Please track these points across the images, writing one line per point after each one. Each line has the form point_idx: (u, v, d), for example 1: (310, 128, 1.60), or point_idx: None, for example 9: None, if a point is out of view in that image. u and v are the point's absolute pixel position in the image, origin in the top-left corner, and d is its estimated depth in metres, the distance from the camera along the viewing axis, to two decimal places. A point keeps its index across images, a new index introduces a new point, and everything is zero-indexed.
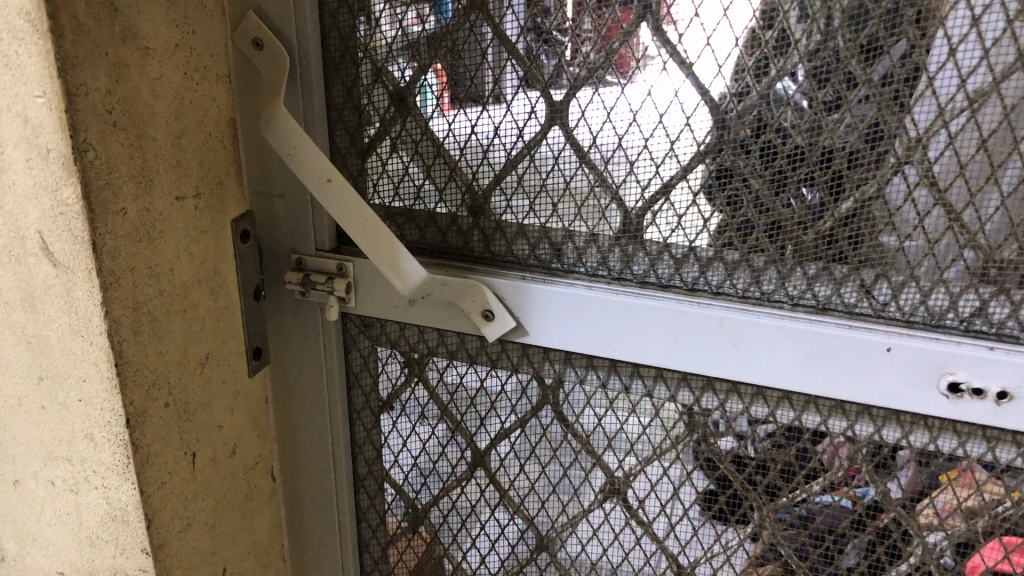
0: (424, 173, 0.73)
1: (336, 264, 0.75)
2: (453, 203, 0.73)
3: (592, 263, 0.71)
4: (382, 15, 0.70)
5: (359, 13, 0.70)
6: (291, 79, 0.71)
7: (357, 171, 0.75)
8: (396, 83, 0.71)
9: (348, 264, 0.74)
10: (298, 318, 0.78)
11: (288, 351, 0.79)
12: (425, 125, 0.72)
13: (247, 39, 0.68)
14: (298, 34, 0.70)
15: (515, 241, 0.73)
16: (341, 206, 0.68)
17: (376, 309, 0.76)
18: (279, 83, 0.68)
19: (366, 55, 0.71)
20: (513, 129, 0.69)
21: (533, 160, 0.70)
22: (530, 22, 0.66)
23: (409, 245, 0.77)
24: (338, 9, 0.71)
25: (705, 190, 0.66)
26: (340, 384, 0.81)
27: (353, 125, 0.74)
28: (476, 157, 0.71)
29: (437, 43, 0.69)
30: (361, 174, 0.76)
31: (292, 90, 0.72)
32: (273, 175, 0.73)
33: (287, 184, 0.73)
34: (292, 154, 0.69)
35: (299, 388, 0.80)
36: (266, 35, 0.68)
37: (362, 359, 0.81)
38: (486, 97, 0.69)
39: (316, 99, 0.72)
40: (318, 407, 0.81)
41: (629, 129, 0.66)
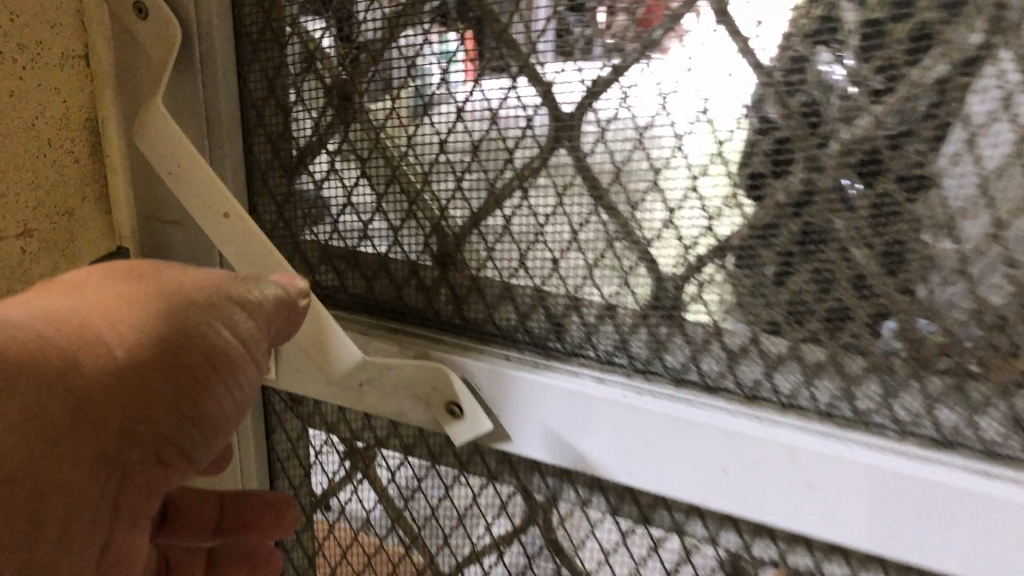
0: (373, 202, 0.51)
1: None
2: (412, 248, 0.52)
3: (606, 347, 0.50)
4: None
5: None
6: (189, 64, 0.50)
7: (282, 197, 0.54)
8: (337, 74, 0.49)
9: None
10: None
11: None
12: (376, 136, 0.50)
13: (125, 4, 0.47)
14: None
15: (498, 308, 0.51)
16: (240, 256, 0.47)
17: (303, 386, 0.55)
18: (165, 68, 0.48)
19: (295, 30, 0.49)
20: (500, 150, 0.48)
21: (527, 197, 0.48)
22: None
23: (354, 301, 0.55)
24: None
25: (782, 258, 0.44)
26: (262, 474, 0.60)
27: (276, 131, 0.52)
28: (447, 185, 0.50)
29: (394, 17, 0.47)
30: (288, 201, 0.54)
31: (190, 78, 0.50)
32: (164, 196, 0.52)
33: (181, 211, 0.52)
34: (172, 175, 0.47)
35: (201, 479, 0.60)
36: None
37: (297, 441, 0.61)
38: (462, 101, 0.48)
39: (226, 93, 0.51)
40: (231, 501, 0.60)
41: (671, 160, 0.44)
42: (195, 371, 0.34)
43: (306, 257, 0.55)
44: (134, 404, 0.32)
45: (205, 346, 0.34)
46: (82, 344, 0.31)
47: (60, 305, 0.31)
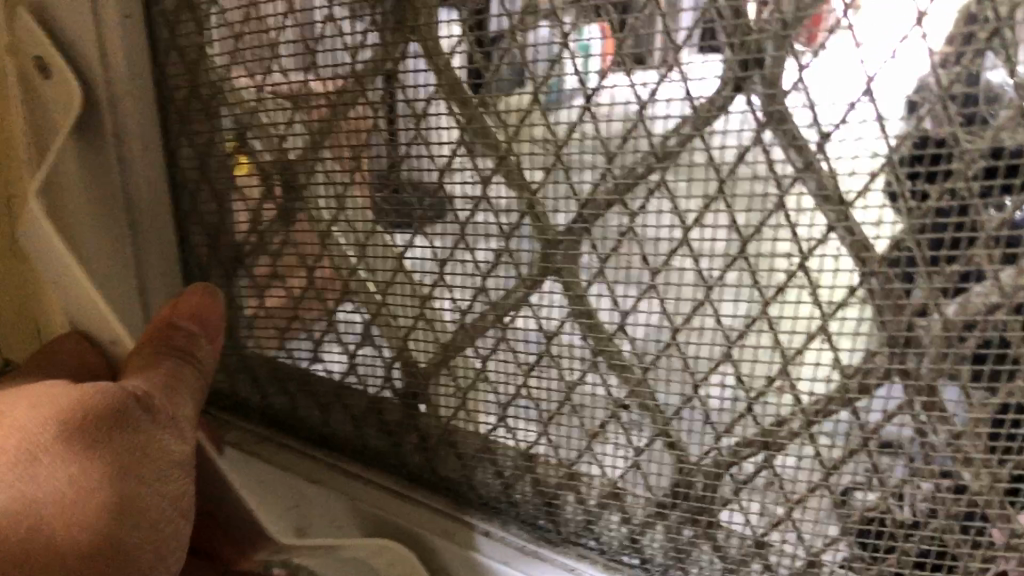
0: (325, 317, 0.40)
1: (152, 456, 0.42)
2: (372, 379, 0.40)
3: (615, 538, 0.37)
4: (223, 28, 0.37)
5: (210, 21, 0.37)
6: (99, 137, 0.39)
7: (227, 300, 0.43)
8: (276, 160, 0.38)
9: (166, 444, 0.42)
10: None
11: None
12: (319, 239, 0.38)
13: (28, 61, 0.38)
14: (103, 54, 0.38)
15: (475, 467, 0.39)
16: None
17: None
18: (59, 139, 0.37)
19: (224, 100, 0.38)
20: (471, 275, 0.35)
21: (507, 336, 0.35)
22: (528, 63, 0.30)
23: (313, 432, 0.44)
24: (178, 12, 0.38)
25: (852, 467, 0.30)
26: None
27: (215, 220, 0.41)
28: (409, 308, 0.38)
29: (333, 94, 0.35)
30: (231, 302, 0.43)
31: (95, 154, 0.40)
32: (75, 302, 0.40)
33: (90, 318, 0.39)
34: (62, 291, 0.37)
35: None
36: (50, 55, 0.37)
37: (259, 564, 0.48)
38: (421, 204, 0.35)
39: (146, 170, 0.40)
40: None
41: (692, 317, 0.31)
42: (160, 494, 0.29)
43: (256, 373, 0.44)
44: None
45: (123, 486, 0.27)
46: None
47: None
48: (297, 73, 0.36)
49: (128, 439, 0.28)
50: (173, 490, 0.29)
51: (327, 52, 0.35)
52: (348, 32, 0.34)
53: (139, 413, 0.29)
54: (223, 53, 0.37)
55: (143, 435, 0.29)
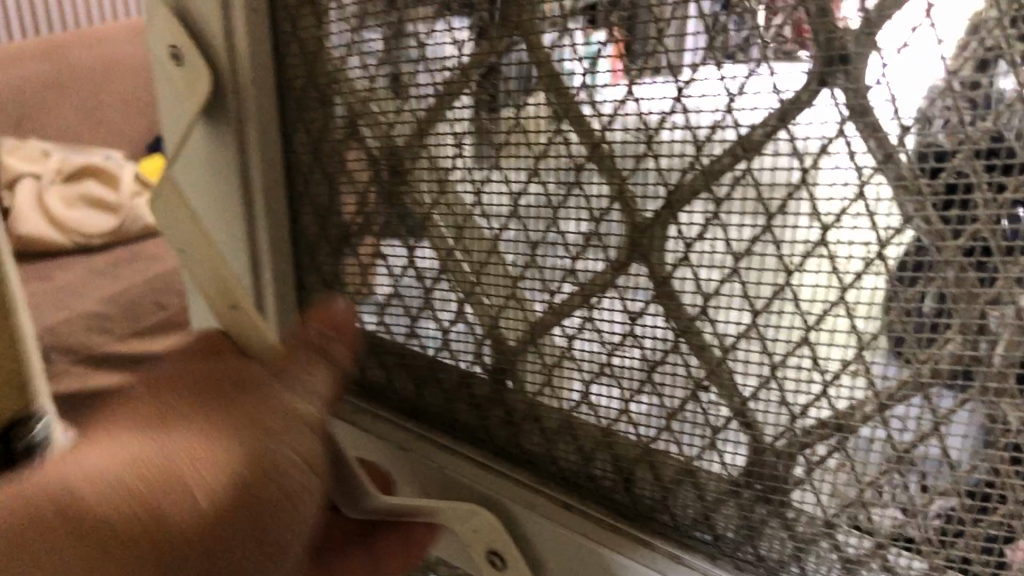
0: (423, 294, 0.43)
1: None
2: (465, 355, 0.43)
3: (689, 515, 0.38)
4: (341, 22, 0.39)
5: (330, 14, 0.40)
6: (223, 121, 0.42)
7: (331, 277, 0.46)
8: (385, 146, 0.41)
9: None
10: None
11: None
12: (422, 221, 0.41)
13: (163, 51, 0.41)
14: (231, 44, 0.41)
15: (557, 442, 0.41)
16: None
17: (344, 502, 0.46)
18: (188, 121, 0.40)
19: (338, 89, 0.41)
20: (562, 258, 0.37)
21: (593, 317, 0.38)
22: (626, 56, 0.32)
23: (406, 404, 0.47)
24: (299, 6, 0.40)
25: (923, 452, 0.31)
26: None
27: (324, 202, 0.44)
28: (502, 289, 0.40)
29: (441, 85, 0.38)
30: (336, 281, 0.46)
31: (219, 134, 0.43)
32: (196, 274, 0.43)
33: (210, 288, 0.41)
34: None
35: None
36: (182, 42, 0.40)
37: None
38: (517, 190, 0.38)
39: (262, 152, 0.43)
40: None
41: (769, 301, 0.32)
42: (262, 469, 0.30)
43: (354, 346, 0.47)
44: (194, 540, 0.28)
45: (258, 449, 0.30)
46: (144, 493, 0.27)
47: (91, 466, 0.27)
48: (410, 66, 0.38)
49: (245, 405, 0.31)
50: (297, 441, 0.31)
51: (437, 45, 0.37)
52: (460, 25, 0.36)
53: (246, 389, 0.31)
54: (340, 46, 0.40)
55: (257, 403, 0.31)
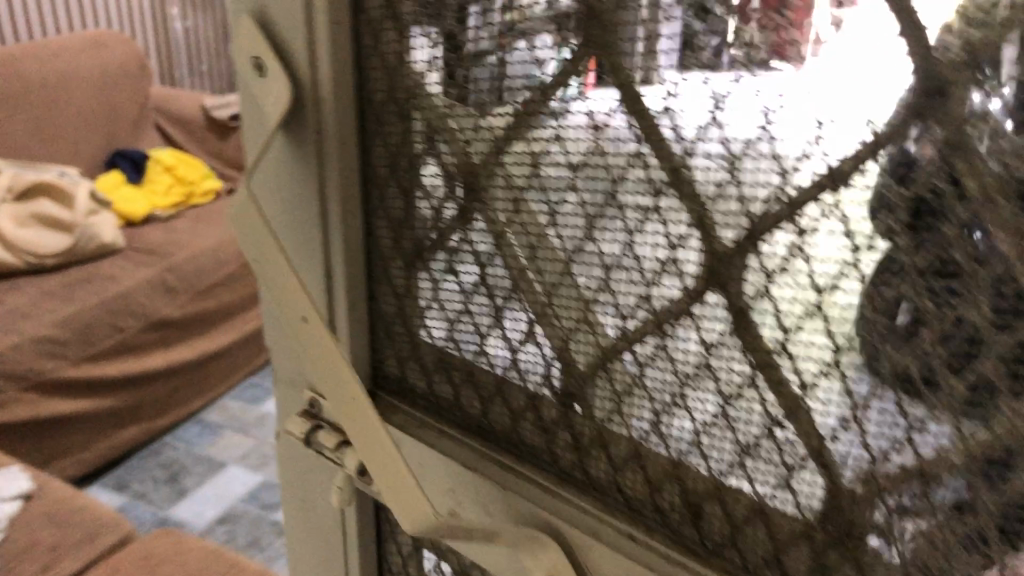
0: (492, 312, 0.42)
1: (306, 426, 0.46)
2: (533, 376, 0.42)
3: (758, 557, 0.37)
4: (421, 36, 0.39)
5: (410, 29, 0.39)
6: (304, 131, 0.43)
7: (402, 290, 0.46)
8: (460, 162, 0.40)
9: (324, 411, 0.46)
10: (304, 482, 0.50)
11: (298, 525, 0.52)
12: (495, 239, 0.41)
13: (247, 59, 0.42)
14: (313, 56, 0.41)
15: (624, 471, 0.40)
16: (327, 369, 0.42)
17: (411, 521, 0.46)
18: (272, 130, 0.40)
19: (417, 104, 0.40)
20: (637, 284, 0.37)
21: (666, 344, 0.37)
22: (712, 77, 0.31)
23: (471, 425, 0.46)
24: (381, 21, 0.40)
25: (1013, 508, 0.29)
26: (368, 569, 0.50)
27: (398, 215, 0.44)
28: (574, 312, 0.39)
29: (520, 104, 0.37)
30: (408, 293, 0.46)
31: (299, 143, 0.44)
32: (267, 278, 0.43)
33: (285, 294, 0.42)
34: (262, 270, 0.43)
35: (288, 520, 0.53)
36: (262, 52, 0.41)
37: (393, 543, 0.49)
38: (593, 213, 0.37)
39: (340, 163, 0.43)
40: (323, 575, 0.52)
41: (851, 336, 0.31)
42: None
43: (422, 361, 0.47)
44: None
45: None
46: None
47: None
48: (488, 81, 0.38)
49: None
50: None
51: (516, 62, 0.37)
52: (542, 41, 0.36)
53: None
54: (421, 60, 0.40)
55: None
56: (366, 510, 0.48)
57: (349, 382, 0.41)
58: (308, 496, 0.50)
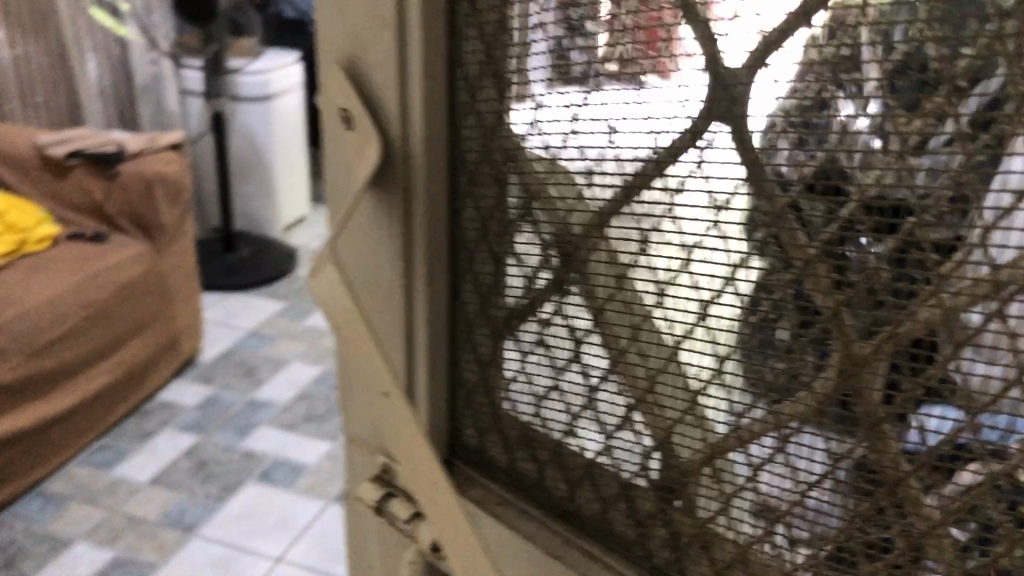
0: (586, 391, 0.40)
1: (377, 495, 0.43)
2: (630, 463, 0.40)
3: None
4: (525, 98, 0.38)
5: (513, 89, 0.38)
6: (389, 187, 0.40)
7: (486, 359, 0.44)
8: (559, 233, 0.38)
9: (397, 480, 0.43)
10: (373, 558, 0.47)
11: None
12: (595, 315, 0.39)
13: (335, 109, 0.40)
14: (404, 108, 0.38)
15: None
16: (405, 446, 0.39)
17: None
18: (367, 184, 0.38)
19: (518, 167, 0.39)
20: (755, 381, 0.35)
21: (785, 450, 0.35)
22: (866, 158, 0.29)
23: (555, 508, 0.43)
24: (479, 78, 0.39)
25: None
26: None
27: (485, 281, 0.42)
28: (681, 400, 0.38)
29: (629, 175, 0.36)
30: (494, 360, 0.44)
31: (382, 199, 0.41)
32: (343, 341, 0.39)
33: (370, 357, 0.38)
34: (342, 337, 0.39)
35: None
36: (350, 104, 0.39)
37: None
38: (707, 299, 0.35)
39: (425, 223, 0.40)
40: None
41: (987, 453, 0.30)
42: None
43: (503, 435, 0.44)
44: None
45: None
46: None
47: None
48: (563, 95, 0.36)
49: None
50: None
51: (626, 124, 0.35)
52: (655, 117, 0.34)
53: None
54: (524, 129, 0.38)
55: None
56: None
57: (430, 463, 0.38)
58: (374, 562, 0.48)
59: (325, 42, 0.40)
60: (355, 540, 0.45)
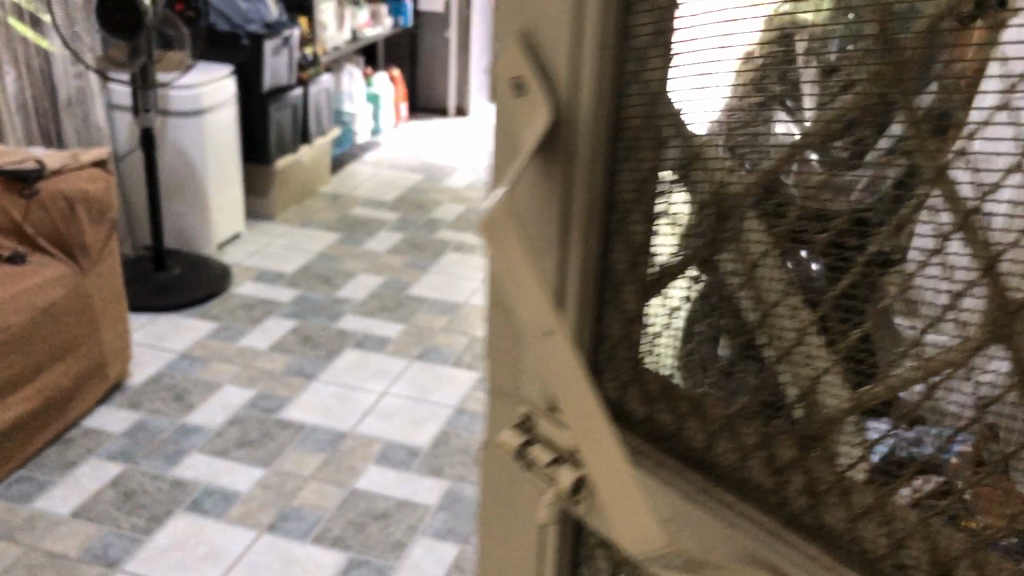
0: (739, 324, 0.51)
1: (520, 440, 0.48)
2: (779, 393, 0.51)
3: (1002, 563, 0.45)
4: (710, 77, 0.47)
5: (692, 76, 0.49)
6: (559, 154, 0.52)
7: (632, 314, 0.57)
8: (715, 192, 0.49)
9: (539, 429, 0.48)
10: (527, 505, 0.57)
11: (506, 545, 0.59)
12: (751, 265, 0.49)
13: (510, 81, 0.52)
14: (574, 75, 0.50)
15: (861, 492, 0.49)
16: (569, 381, 0.43)
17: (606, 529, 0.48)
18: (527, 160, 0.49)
19: (680, 136, 0.50)
20: (907, 319, 0.44)
21: (938, 381, 0.44)
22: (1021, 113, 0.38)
23: (711, 430, 0.54)
24: (646, 49, 0.50)
25: None
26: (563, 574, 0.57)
27: (637, 241, 0.54)
28: (832, 338, 0.47)
29: (788, 142, 0.45)
30: (639, 315, 0.57)
31: (559, 161, 0.53)
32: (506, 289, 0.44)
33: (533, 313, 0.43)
34: (505, 284, 0.43)
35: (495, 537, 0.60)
36: (528, 76, 0.51)
37: (591, 557, 0.58)
38: (871, 254, 0.44)
39: (587, 180, 0.53)
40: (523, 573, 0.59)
41: None
42: None
43: (659, 365, 0.57)
44: None
45: None
46: None
47: None
48: (694, 58, 0.48)
49: None
50: None
51: (731, 83, 0.47)
52: (825, 85, 0.43)
53: None
54: (676, 97, 0.50)
55: None
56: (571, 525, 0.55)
57: (586, 396, 0.43)
58: (523, 501, 0.57)
59: (507, 24, 0.52)
60: (514, 475, 0.56)
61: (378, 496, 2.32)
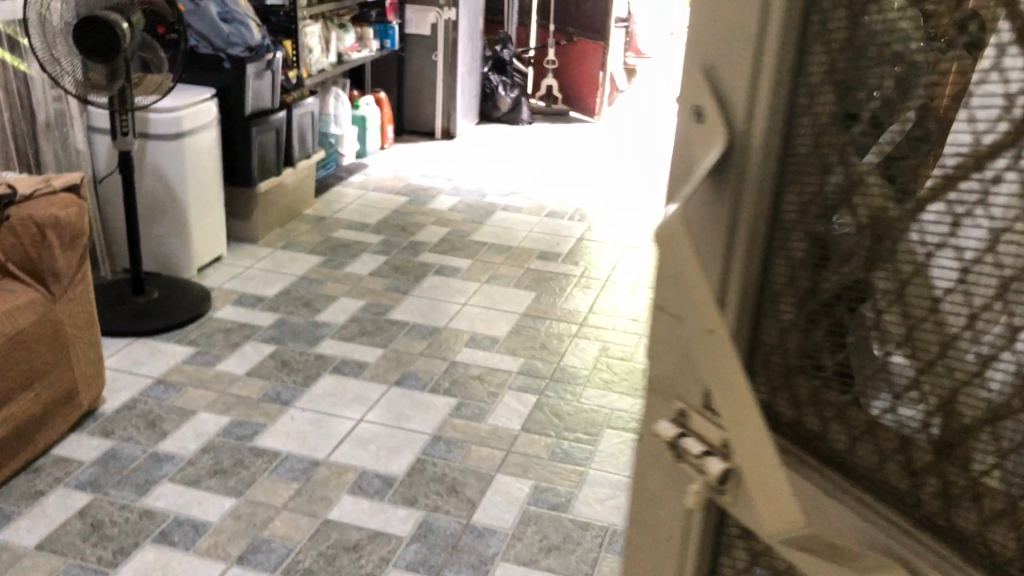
0: (885, 347, 0.52)
1: (675, 431, 0.55)
2: (917, 413, 0.51)
3: None
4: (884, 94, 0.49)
5: (861, 113, 0.51)
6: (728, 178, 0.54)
7: (785, 328, 0.57)
8: (875, 217, 0.50)
9: (691, 423, 0.54)
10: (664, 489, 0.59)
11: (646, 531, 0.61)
12: (902, 285, 0.50)
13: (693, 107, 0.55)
14: (750, 107, 0.52)
15: (987, 508, 0.48)
16: (719, 371, 0.50)
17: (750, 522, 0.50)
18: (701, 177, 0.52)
19: (845, 163, 0.51)
20: None
21: None
22: None
23: (838, 451, 0.54)
24: (820, 85, 0.52)
25: None
26: (702, 559, 0.59)
27: (796, 258, 0.55)
28: (973, 361, 0.48)
29: (950, 169, 0.47)
30: (795, 327, 0.56)
31: (728, 183, 0.54)
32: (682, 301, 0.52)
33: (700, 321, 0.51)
34: (683, 289, 0.51)
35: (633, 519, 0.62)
36: (707, 102, 0.54)
37: (732, 546, 0.58)
38: (1010, 275, 0.45)
39: (754, 196, 0.54)
40: (662, 556, 0.61)
41: None
42: None
43: (793, 388, 0.57)
44: None
45: None
46: None
47: None
48: None
49: None
50: None
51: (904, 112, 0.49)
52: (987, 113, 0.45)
53: None
54: (844, 127, 0.51)
55: None
56: (711, 519, 0.58)
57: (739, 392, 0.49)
58: (661, 491, 0.59)
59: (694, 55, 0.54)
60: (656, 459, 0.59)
61: (352, 530, 2.25)
